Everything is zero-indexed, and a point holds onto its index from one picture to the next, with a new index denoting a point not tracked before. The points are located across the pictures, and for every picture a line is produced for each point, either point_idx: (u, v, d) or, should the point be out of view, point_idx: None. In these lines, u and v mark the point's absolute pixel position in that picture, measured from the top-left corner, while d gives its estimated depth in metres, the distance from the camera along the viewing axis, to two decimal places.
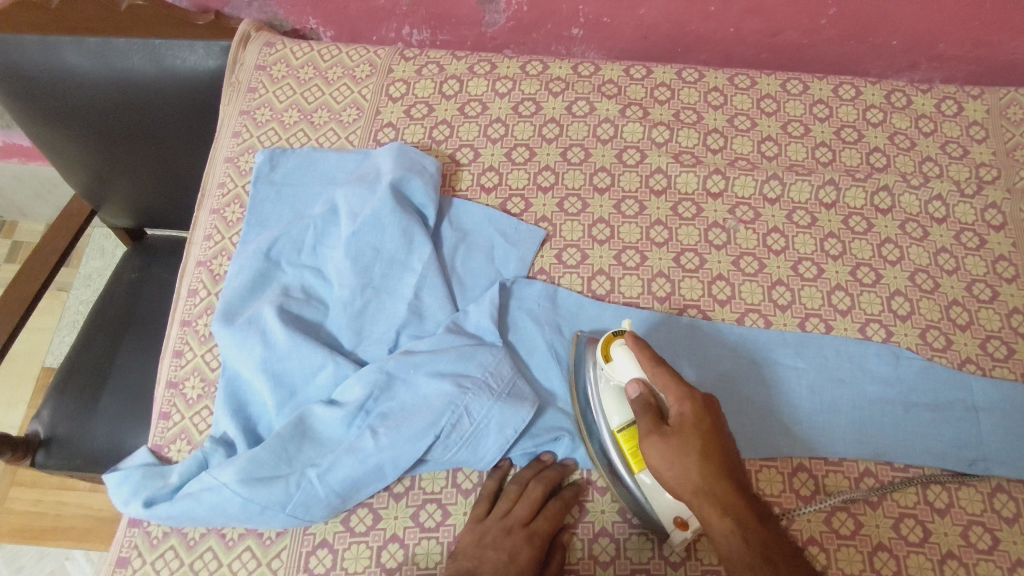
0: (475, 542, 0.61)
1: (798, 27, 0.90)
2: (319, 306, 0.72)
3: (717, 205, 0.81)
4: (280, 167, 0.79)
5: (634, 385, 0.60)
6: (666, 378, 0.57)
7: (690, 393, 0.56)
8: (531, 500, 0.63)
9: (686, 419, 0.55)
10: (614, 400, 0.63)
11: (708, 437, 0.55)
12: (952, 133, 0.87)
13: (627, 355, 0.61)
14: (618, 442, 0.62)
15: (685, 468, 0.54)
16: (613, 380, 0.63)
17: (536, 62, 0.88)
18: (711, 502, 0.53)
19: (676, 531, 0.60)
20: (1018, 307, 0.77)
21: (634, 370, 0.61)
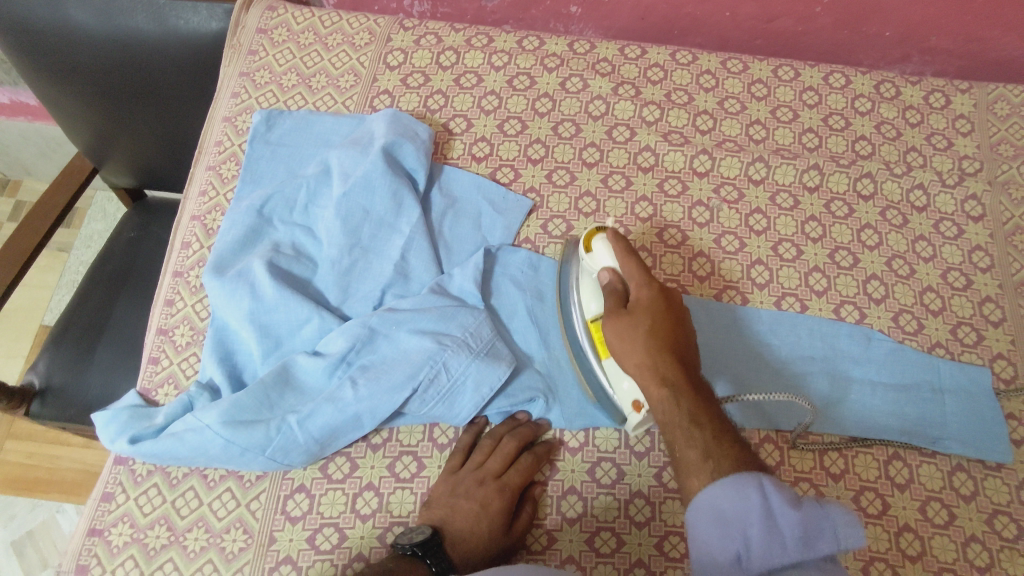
0: (450, 491, 0.64)
1: (793, 14, 0.91)
2: (308, 264, 0.75)
3: (702, 184, 0.83)
4: (276, 128, 0.81)
5: (605, 272, 0.66)
6: (633, 268, 0.64)
7: (650, 281, 0.63)
8: (504, 454, 0.66)
9: (642, 300, 0.62)
10: (591, 289, 0.68)
11: (660, 318, 0.61)
12: (938, 124, 0.88)
13: (604, 246, 0.67)
14: (589, 331, 0.68)
15: (632, 342, 0.60)
16: (591, 271, 0.68)
17: (533, 38, 0.90)
18: (651, 373, 0.58)
19: (633, 415, 0.64)
20: (991, 296, 0.79)
21: (609, 262, 0.66)
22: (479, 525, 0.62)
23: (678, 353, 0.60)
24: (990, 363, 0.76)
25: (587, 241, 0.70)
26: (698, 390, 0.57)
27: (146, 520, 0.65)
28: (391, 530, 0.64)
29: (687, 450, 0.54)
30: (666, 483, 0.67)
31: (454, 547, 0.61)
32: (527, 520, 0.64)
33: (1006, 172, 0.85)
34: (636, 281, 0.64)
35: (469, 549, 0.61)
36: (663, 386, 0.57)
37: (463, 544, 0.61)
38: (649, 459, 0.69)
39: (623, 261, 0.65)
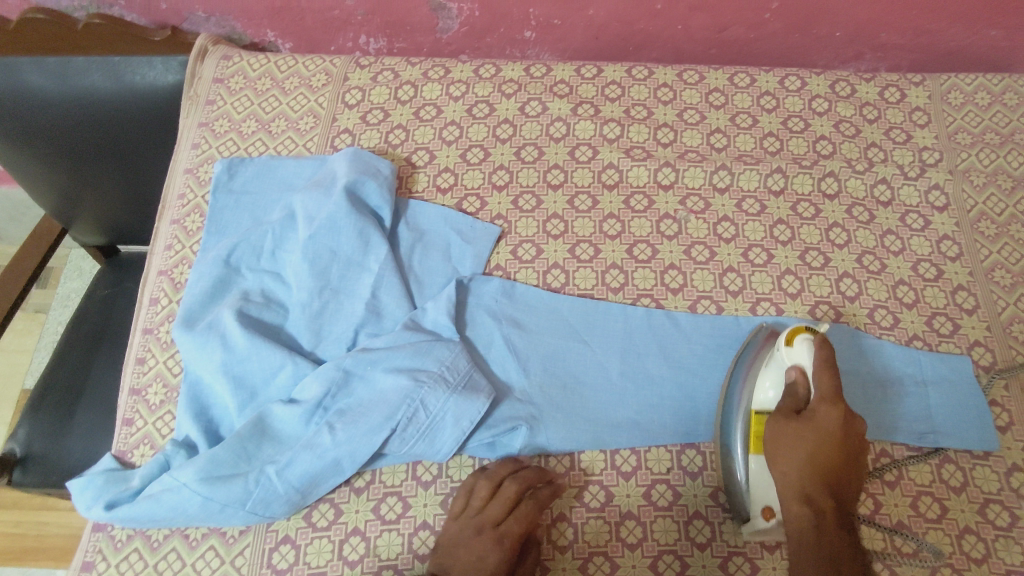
0: (451, 540, 0.62)
1: (743, 22, 0.93)
2: (279, 310, 0.74)
3: (668, 196, 0.83)
4: (238, 176, 0.81)
5: (795, 371, 0.65)
6: (827, 383, 0.63)
7: (837, 401, 0.62)
8: (506, 498, 0.63)
9: (821, 419, 0.62)
10: (771, 376, 0.66)
11: (830, 445, 0.61)
12: (896, 119, 0.89)
13: (809, 348, 0.64)
14: (747, 421, 0.66)
15: (790, 461, 0.61)
16: (777, 360, 0.66)
17: (489, 65, 0.90)
18: (796, 493, 0.61)
19: (758, 518, 0.64)
20: (962, 285, 0.80)
21: (804, 360, 0.64)
22: (484, 575, 0.60)
23: (834, 488, 0.61)
24: (969, 351, 0.76)
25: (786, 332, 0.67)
26: (842, 525, 0.59)
27: None
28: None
29: (809, 566, 0.57)
30: (655, 502, 0.68)
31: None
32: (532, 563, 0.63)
33: (966, 160, 0.86)
34: (822, 395, 0.63)
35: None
36: (804, 507, 0.60)
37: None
38: (637, 479, 0.68)
39: (822, 373, 0.63)
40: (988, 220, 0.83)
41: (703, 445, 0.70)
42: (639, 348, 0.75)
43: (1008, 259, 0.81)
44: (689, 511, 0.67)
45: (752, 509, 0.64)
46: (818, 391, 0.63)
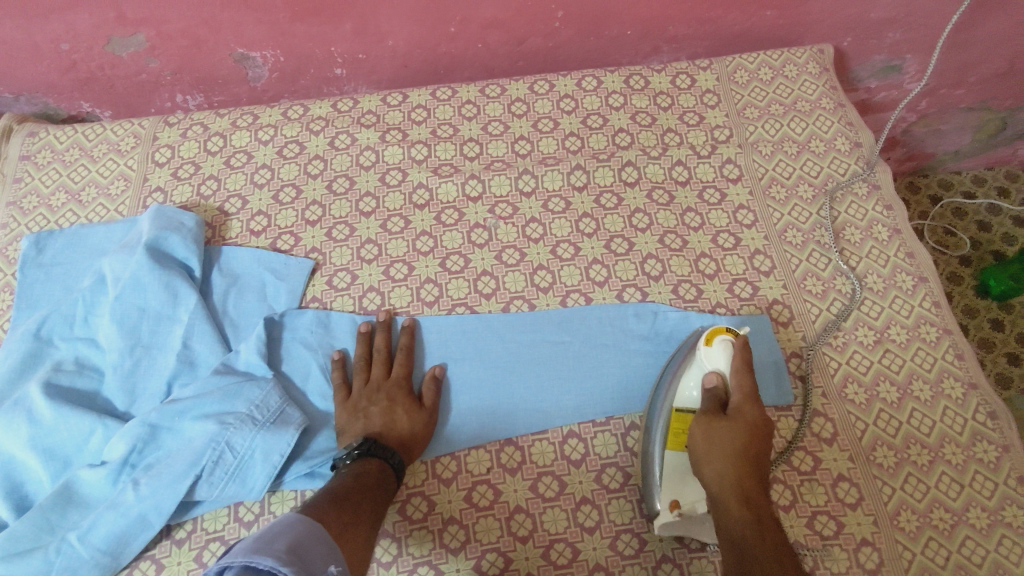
0: (352, 413, 0.71)
1: (537, 33, 0.97)
2: (93, 375, 0.74)
3: (477, 207, 0.86)
4: (47, 249, 0.82)
5: (715, 375, 0.68)
6: (740, 382, 0.68)
7: (755, 400, 0.67)
8: (381, 362, 0.75)
9: (742, 416, 0.66)
10: (695, 378, 0.69)
11: (752, 441, 0.65)
12: (688, 103, 0.94)
13: (724, 348, 0.68)
14: (668, 420, 0.68)
15: (718, 455, 0.64)
16: (699, 363, 0.69)
17: (297, 107, 0.93)
18: (735, 491, 0.61)
19: (665, 513, 0.65)
20: (759, 249, 0.84)
21: (722, 364, 0.68)
22: (396, 419, 0.70)
23: (759, 479, 0.64)
24: (768, 310, 0.80)
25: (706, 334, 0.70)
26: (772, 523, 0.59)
27: None
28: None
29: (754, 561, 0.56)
30: (476, 503, 0.69)
31: (388, 438, 0.69)
32: (433, 393, 0.73)
33: (754, 132, 0.92)
34: (744, 397, 0.67)
35: (400, 433, 0.69)
36: (745, 508, 0.60)
37: (392, 435, 0.69)
38: (458, 483, 0.70)
39: (734, 373, 0.68)
40: (778, 184, 0.88)
41: (521, 439, 0.73)
42: (456, 356, 0.77)
43: (798, 218, 0.86)
44: (510, 506, 0.69)
45: (662, 501, 0.66)
46: (740, 392, 0.67)
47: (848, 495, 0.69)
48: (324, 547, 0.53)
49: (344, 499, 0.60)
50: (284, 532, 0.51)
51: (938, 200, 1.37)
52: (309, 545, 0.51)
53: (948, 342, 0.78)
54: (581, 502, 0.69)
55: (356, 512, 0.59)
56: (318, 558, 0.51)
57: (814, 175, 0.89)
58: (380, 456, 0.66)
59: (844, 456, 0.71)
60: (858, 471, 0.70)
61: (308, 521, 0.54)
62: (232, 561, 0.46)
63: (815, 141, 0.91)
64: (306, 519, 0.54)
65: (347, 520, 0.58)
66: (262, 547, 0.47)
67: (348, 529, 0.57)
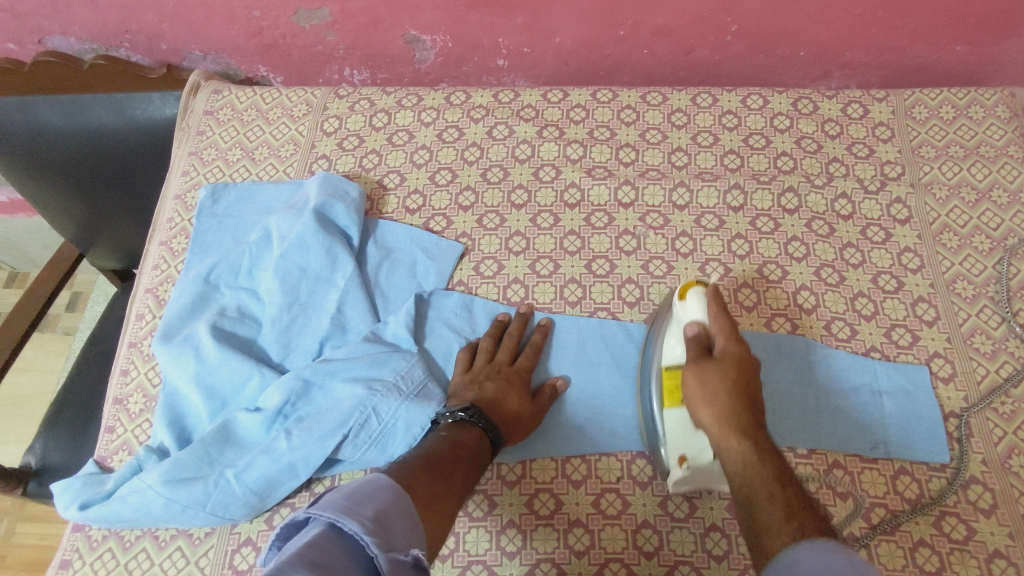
0: (467, 385, 0.73)
1: (706, 44, 0.96)
2: (252, 324, 0.78)
3: (628, 214, 0.86)
4: (222, 201, 0.87)
5: (695, 325, 0.67)
6: (720, 327, 0.67)
7: (738, 336, 0.66)
8: (508, 347, 0.76)
9: (727, 350, 0.65)
10: (676, 333, 0.70)
11: (743, 381, 0.63)
12: (858, 134, 0.90)
13: (698, 299, 0.68)
14: (661, 377, 0.70)
15: (714, 402, 0.63)
16: (679, 319, 0.70)
17: (460, 93, 0.95)
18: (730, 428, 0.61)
19: (675, 469, 0.67)
20: (923, 296, 0.79)
21: (701, 314, 0.68)
22: (507, 400, 0.71)
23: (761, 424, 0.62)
24: (928, 362, 0.76)
25: (681, 289, 0.71)
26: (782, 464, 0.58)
27: None
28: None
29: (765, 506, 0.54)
30: (604, 510, 0.69)
31: (494, 413, 0.69)
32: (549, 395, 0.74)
33: (929, 173, 0.87)
34: (728, 340, 0.66)
35: (507, 411, 0.70)
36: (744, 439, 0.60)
37: (499, 410, 0.70)
38: (586, 487, 0.70)
39: (713, 320, 0.67)
40: (951, 231, 0.83)
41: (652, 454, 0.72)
42: (595, 358, 0.77)
43: (971, 270, 0.80)
44: (637, 520, 0.68)
45: (669, 458, 0.67)
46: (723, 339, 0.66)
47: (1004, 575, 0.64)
48: (410, 523, 0.52)
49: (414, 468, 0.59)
50: (375, 497, 0.51)
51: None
52: (396, 517, 0.51)
53: None
54: (711, 528, 0.67)
55: None
56: (404, 532, 0.50)
57: (994, 226, 0.83)
58: (480, 428, 0.66)
59: (1002, 532, 0.66)
60: (1017, 550, 0.65)
61: (399, 491, 0.54)
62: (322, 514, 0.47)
63: (997, 191, 0.85)
64: (394, 487, 0.53)
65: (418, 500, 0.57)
66: (350, 509, 0.48)
67: (435, 500, 0.57)
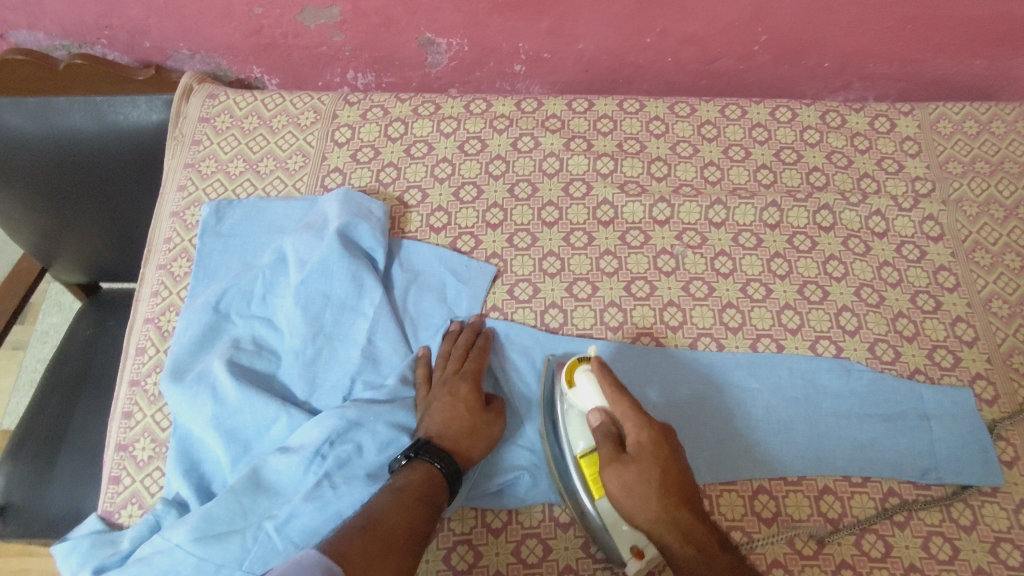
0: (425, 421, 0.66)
1: (732, 54, 0.93)
2: (271, 358, 0.72)
3: (664, 232, 0.82)
4: (227, 219, 0.79)
5: (596, 415, 0.62)
6: (622, 407, 0.61)
7: (647, 422, 0.61)
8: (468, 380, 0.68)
9: (640, 447, 0.60)
10: (579, 425, 0.64)
11: (660, 466, 0.59)
12: (887, 149, 0.89)
13: (589, 381, 0.63)
14: (580, 469, 0.63)
15: (643, 499, 0.58)
16: (576, 407, 0.64)
17: (480, 101, 0.90)
18: (665, 531, 0.57)
19: (631, 562, 0.61)
20: (961, 316, 0.79)
21: (597, 398, 0.62)
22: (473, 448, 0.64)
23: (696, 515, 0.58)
24: (971, 384, 0.75)
25: (568, 373, 0.65)
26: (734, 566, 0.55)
27: None
28: None
29: None
30: None
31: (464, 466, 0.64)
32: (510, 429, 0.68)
33: (958, 189, 0.87)
34: (630, 421, 0.61)
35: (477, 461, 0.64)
36: (688, 544, 0.56)
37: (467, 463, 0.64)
38: None
39: (613, 400, 0.62)
40: (983, 249, 0.83)
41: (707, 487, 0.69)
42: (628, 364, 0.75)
43: (1004, 288, 0.81)
44: None
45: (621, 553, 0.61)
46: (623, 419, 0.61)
47: None
48: None
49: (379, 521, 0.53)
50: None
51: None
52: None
53: None
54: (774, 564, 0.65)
55: None
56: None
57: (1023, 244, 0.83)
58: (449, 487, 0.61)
59: None
60: None
61: (329, 564, 0.46)
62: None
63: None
64: (328, 563, 0.45)
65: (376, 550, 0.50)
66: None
67: None
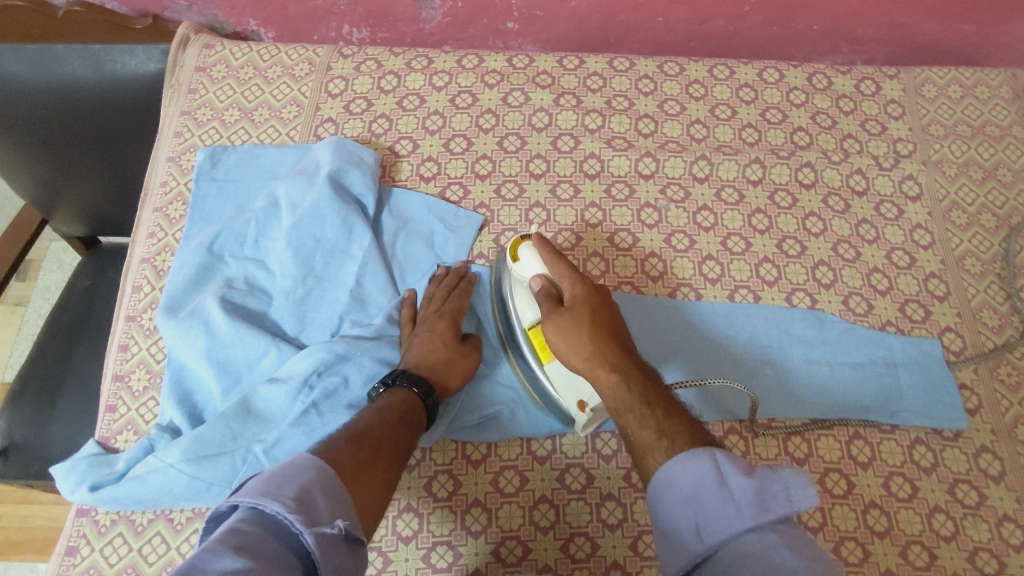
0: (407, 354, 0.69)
1: (723, 15, 0.94)
2: (262, 297, 0.74)
3: (648, 186, 0.84)
4: (221, 164, 0.81)
5: (537, 280, 0.68)
6: (561, 272, 0.67)
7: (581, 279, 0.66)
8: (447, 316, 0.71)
9: (573, 302, 0.65)
10: (525, 297, 0.70)
11: (595, 313, 0.64)
12: (871, 111, 0.91)
13: (530, 254, 0.69)
14: (529, 337, 0.69)
15: (577, 341, 0.62)
16: (522, 281, 0.70)
17: (472, 57, 0.91)
18: (593, 368, 0.61)
19: (578, 415, 0.66)
20: (935, 272, 0.81)
21: (538, 267, 0.69)
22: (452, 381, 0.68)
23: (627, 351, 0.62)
24: (940, 336, 0.78)
25: (513, 252, 0.72)
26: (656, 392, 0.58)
27: (113, 571, 0.63)
28: (432, 512, 0.67)
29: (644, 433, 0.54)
30: (635, 483, 0.69)
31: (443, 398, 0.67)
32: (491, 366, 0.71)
33: (939, 151, 0.89)
34: (567, 283, 0.66)
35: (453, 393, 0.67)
36: (611, 375, 0.59)
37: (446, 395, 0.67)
38: (617, 461, 0.70)
39: (551, 266, 0.68)
40: (960, 209, 0.85)
41: None
42: None
43: (978, 247, 0.83)
44: None
45: (569, 407, 0.66)
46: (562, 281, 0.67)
47: (1012, 536, 0.68)
48: (338, 496, 0.48)
49: (366, 437, 0.55)
50: (298, 471, 0.47)
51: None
52: (321, 493, 0.47)
53: None
54: None
55: None
56: (332, 506, 0.47)
57: (1000, 205, 0.85)
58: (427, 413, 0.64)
59: (1010, 497, 0.70)
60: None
61: (322, 464, 0.49)
62: (240, 500, 0.44)
63: (1002, 170, 0.87)
64: (319, 462, 0.48)
65: (363, 461, 0.53)
66: (270, 492, 0.44)
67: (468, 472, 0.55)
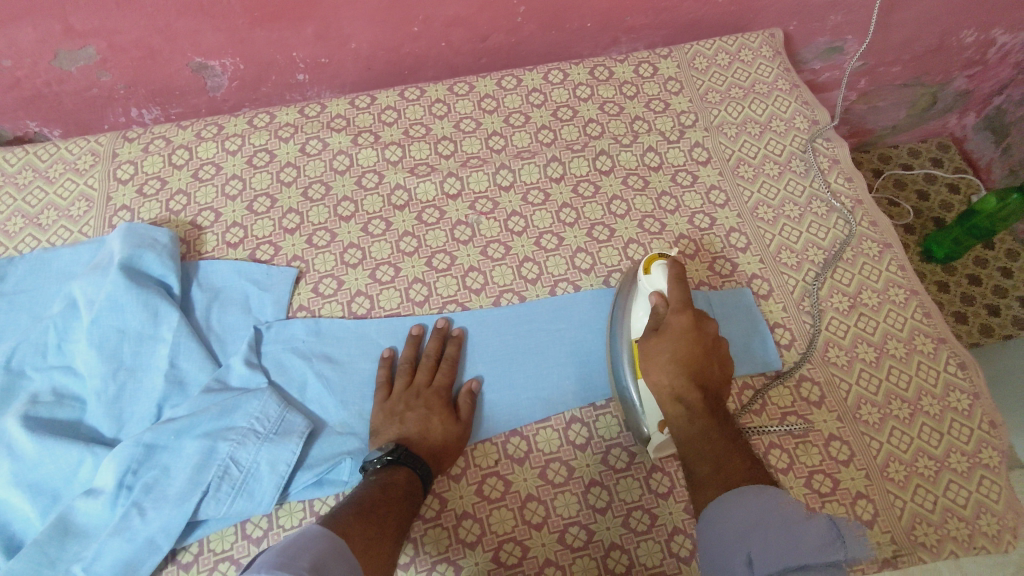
0: (387, 418, 0.70)
1: (499, 29, 0.98)
2: (74, 404, 0.71)
3: (457, 205, 0.86)
4: (9, 277, 0.78)
5: (654, 296, 0.69)
6: (676, 295, 0.68)
7: (684, 307, 0.68)
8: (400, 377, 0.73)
9: (675, 326, 0.67)
10: (644, 307, 0.72)
11: (690, 344, 0.66)
12: (652, 91, 0.97)
13: (659, 271, 0.71)
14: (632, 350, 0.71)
15: (662, 368, 0.66)
16: (644, 291, 0.72)
17: (263, 115, 0.92)
18: (669, 399, 0.66)
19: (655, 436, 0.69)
20: (734, 227, 0.87)
21: (659, 284, 0.70)
22: (431, 429, 0.69)
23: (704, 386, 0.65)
24: (748, 284, 0.83)
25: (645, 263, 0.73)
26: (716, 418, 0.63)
27: None
28: None
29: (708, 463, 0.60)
30: (488, 496, 0.69)
31: (419, 447, 0.68)
32: (468, 407, 0.72)
33: (718, 116, 0.95)
34: (673, 304, 0.68)
35: (433, 442, 0.69)
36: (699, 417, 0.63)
37: (425, 443, 0.68)
38: (467, 478, 0.70)
39: (671, 288, 0.69)
40: (746, 164, 0.92)
41: (525, 429, 0.73)
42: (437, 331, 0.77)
43: (767, 195, 0.90)
44: (521, 496, 0.69)
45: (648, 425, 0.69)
46: (672, 300, 0.68)
47: (840, 453, 0.72)
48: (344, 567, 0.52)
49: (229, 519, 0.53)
50: (306, 546, 0.52)
51: (910, 167, 1.44)
52: (332, 560, 0.52)
53: (916, 301, 0.83)
54: (590, 485, 0.70)
55: (382, 525, 0.59)
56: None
57: (778, 153, 0.93)
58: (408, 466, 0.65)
59: (833, 417, 0.75)
60: (847, 429, 0.74)
61: (328, 538, 0.54)
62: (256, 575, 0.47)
63: (775, 121, 0.95)
64: (327, 536, 0.54)
65: None
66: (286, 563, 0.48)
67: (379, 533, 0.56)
